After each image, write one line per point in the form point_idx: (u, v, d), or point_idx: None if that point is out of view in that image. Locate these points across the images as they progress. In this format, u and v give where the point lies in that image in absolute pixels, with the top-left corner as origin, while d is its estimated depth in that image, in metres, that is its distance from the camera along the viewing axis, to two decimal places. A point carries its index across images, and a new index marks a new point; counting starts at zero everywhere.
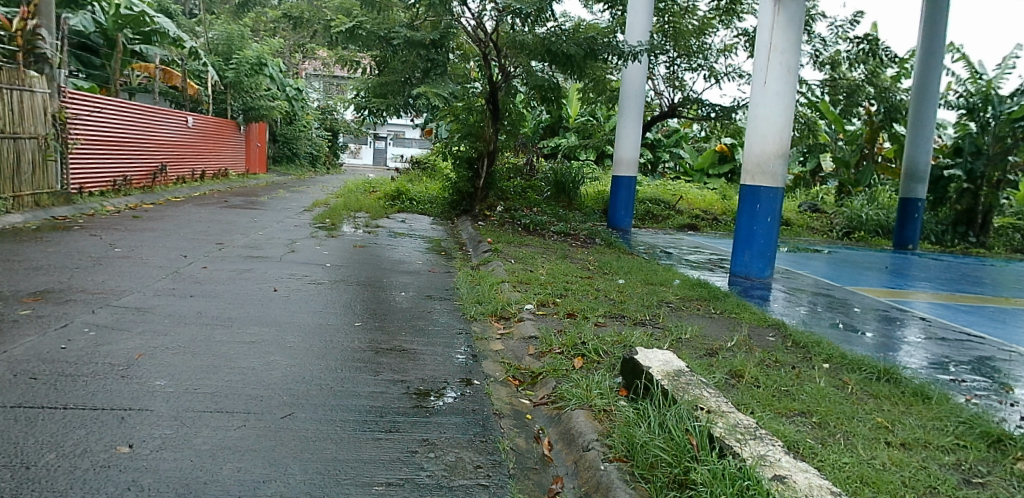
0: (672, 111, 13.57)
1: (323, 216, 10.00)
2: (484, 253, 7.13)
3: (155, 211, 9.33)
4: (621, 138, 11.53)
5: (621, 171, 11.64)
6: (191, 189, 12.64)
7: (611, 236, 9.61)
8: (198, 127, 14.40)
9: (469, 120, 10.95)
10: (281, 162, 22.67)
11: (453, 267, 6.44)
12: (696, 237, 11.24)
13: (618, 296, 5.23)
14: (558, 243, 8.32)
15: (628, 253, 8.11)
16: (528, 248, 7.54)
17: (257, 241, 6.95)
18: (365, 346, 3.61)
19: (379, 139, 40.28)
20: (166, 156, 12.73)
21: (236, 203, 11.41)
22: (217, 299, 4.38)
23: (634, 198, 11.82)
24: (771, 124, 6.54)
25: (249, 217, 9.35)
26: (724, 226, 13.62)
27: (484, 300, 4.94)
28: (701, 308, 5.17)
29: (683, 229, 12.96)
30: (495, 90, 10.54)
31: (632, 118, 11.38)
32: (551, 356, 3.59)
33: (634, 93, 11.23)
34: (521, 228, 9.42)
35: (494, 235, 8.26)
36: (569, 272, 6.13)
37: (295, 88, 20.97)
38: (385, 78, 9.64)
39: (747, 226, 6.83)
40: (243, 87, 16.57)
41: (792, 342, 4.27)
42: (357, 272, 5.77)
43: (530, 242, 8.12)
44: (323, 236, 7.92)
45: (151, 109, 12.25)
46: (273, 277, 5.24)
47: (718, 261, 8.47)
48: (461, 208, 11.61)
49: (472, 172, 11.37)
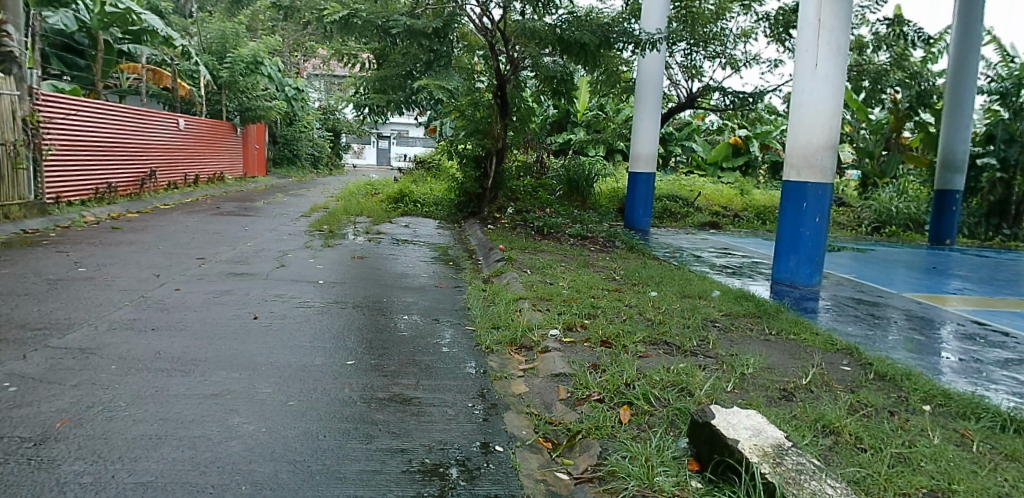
0: (690, 102, 12.63)
1: (321, 222, 9.32)
2: (496, 262, 6.41)
3: (140, 220, 8.66)
4: (638, 131, 10.76)
5: (639, 167, 10.87)
6: (183, 195, 11.98)
7: (631, 238, 8.88)
8: (190, 129, 13.73)
9: (475, 115, 10.25)
10: (281, 164, 22.05)
11: (462, 281, 5.72)
12: (720, 237, 10.50)
13: (655, 315, 4.51)
14: (576, 248, 7.59)
15: (653, 258, 7.39)
16: (545, 255, 6.81)
17: (244, 255, 6.25)
18: (357, 396, 2.88)
19: (382, 139, 39.64)
20: (156, 160, 12.07)
21: (230, 209, 10.73)
22: (184, 332, 3.68)
23: (653, 195, 11.08)
24: (818, 113, 5.81)
25: (240, 225, 8.67)
26: (747, 223, 12.86)
27: (500, 324, 4.22)
28: (753, 328, 4.43)
29: (704, 227, 12.20)
30: (502, 82, 9.81)
31: (650, 110, 10.62)
32: (590, 404, 2.86)
33: (651, 84, 10.46)
34: (534, 232, 8.68)
35: (506, 241, 7.54)
36: (594, 285, 5.40)
37: (296, 87, 20.35)
38: (385, 72, 8.96)
39: (794, 227, 6.06)
40: (239, 87, 15.91)
41: (876, 374, 3.54)
42: (354, 290, 5.07)
43: (546, 248, 7.40)
44: (319, 246, 7.22)
45: (138, 111, 11.58)
46: (256, 299, 4.53)
47: (753, 265, 7.72)
48: (468, 210, 10.89)
49: (479, 171, 10.64)
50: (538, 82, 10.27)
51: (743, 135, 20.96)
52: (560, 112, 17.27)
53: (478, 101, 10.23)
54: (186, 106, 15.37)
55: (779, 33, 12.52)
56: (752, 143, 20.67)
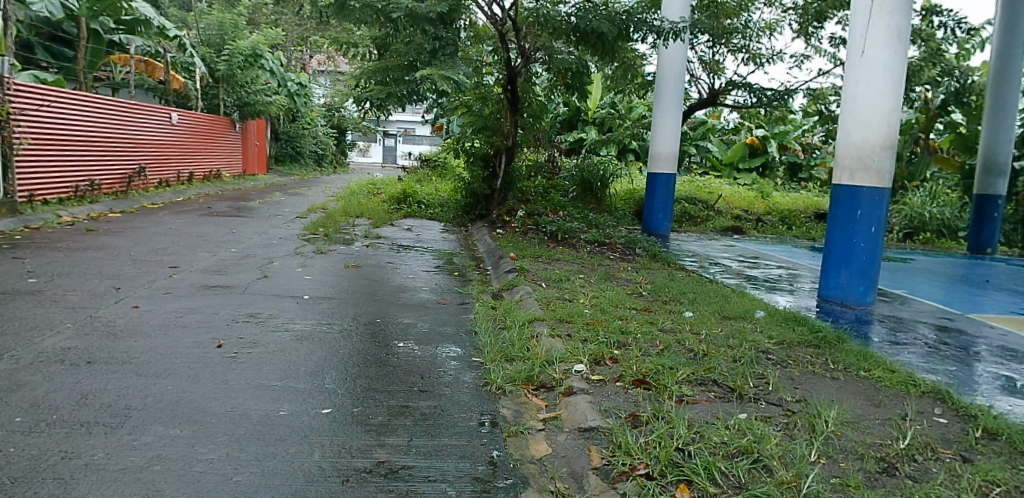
0: (712, 99, 11.76)
1: (317, 224, 8.65)
2: (507, 273, 5.71)
3: (120, 221, 8.00)
4: (658, 129, 10.03)
5: (658, 167, 10.15)
6: (175, 194, 11.36)
7: (653, 245, 8.19)
8: (185, 124, 13.12)
9: (484, 111, 9.62)
10: (283, 162, 21.44)
11: (468, 296, 5.03)
12: (746, 245, 9.79)
13: (697, 344, 3.82)
14: (594, 257, 6.91)
15: (682, 269, 6.68)
16: (560, 266, 6.12)
17: (223, 263, 5.58)
18: (329, 469, 2.19)
19: (389, 137, 39.09)
20: (147, 156, 11.45)
21: (222, 209, 10.06)
22: (126, 366, 3.00)
23: (673, 198, 10.35)
24: (875, 108, 5.09)
25: (228, 227, 8.00)
26: (770, 228, 12.13)
27: (513, 355, 3.52)
28: (814, 363, 3.75)
29: (726, 232, 11.48)
30: (513, 76, 9.10)
31: (671, 105, 9.90)
32: (636, 481, 2.16)
33: (672, 78, 9.74)
34: (546, 237, 7.98)
35: (517, 248, 6.86)
36: (620, 304, 4.69)
37: (298, 82, 19.56)
38: (385, 62, 8.34)
39: (845, 237, 5.34)
40: (237, 81, 15.27)
41: (986, 431, 2.81)
42: (344, 306, 4.38)
43: (561, 256, 6.72)
44: (311, 251, 6.54)
45: (128, 105, 10.94)
46: (226, 320, 3.85)
47: (791, 277, 7.00)
48: (476, 212, 10.21)
49: (488, 170, 9.95)
50: (551, 75, 9.61)
51: (759, 135, 20.29)
52: (571, 109, 16.57)
53: (487, 96, 9.57)
54: (182, 100, 14.73)
55: (807, 27, 11.77)
56: (770, 143, 19.97)
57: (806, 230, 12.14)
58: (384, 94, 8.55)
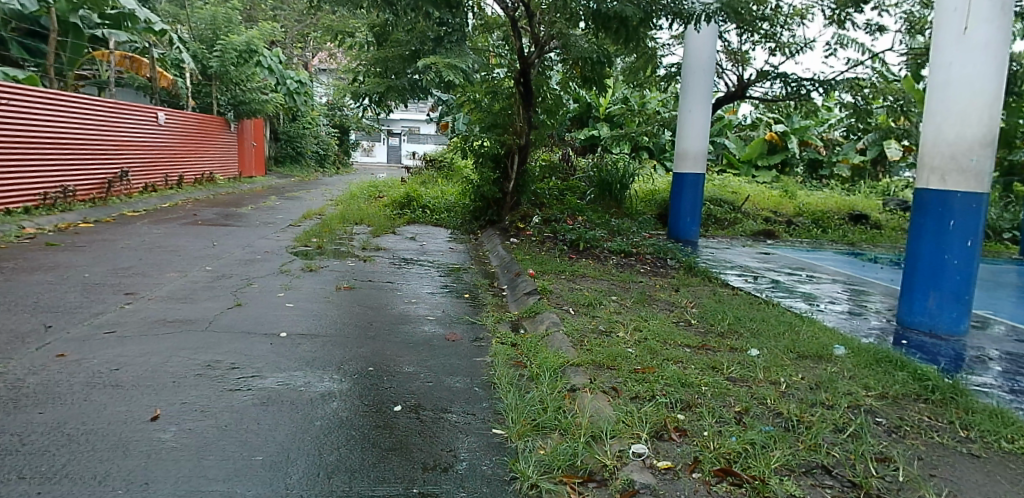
0: (740, 91, 10.78)
1: (311, 233, 7.79)
2: (527, 296, 4.85)
3: (90, 233, 7.16)
4: (685, 124, 9.14)
5: (685, 166, 9.25)
6: (162, 199, 10.55)
7: (685, 255, 7.30)
8: (174, 125, 12.29)
9: (492, 107, 8.76)
10: (283, 162, 20.62)
11: (482, 328, 4.16)
12: (784, 252, 8.88)
13: (785, 406, 2.93)
14: (623, 272, 6.05)
15: (728, 287, 5.76)
16: (587, 285, 5.25)
17: (191, 287, 4.71)
18: None
19: (393, 136, 38.39)
20: (132, 159, 10.62)
21: (209, 216, 9.22)
22: (9, 461, 2.14)
23: (702, 200, 9.44)
24: (975, 96, 4.19)
25: (210, 238, 7.14)
26: (803, 231, 11.24)
27: (546, 425, 2.65)
28: (939, 430, 2.86)
29: (757, 236, 10.63)
30: (526, 67, 8.22)
31: (701, 99, 9.00)
32: None
33: (701, 68, 8.84)
34: (566, 247, 7.14)
35: (536, 261, 5.99)
36: (671, 342, 3.81)
37: (299, 80, 18.64)
38: (384, 52, 7.47)
39: (935, 250, 4.43)
40: (230, 79, 14.46)
41: None
42: (329, 348, 3.52)
43: (587, 271, 5.86)
44: (299, 268, 5.69)
45: (110, 104, 10.11)
46: (174, 374, 2.98)
47: (852, 293, 6.08)
48: (486, 217, 9.32)
49: (499, 171, 9.08)
50: (567, 66, 8.74)
51: (779, 131, 19.31)
52: (583, 105, 15.64)
53: (497, 90, 8.71)
54: (172, 99, 13.92)
55: (839, 14, 10.87)
56: (790, 139, 19.01)
57: (843, 233, 11.20)
58: (382, 88, 7.66)
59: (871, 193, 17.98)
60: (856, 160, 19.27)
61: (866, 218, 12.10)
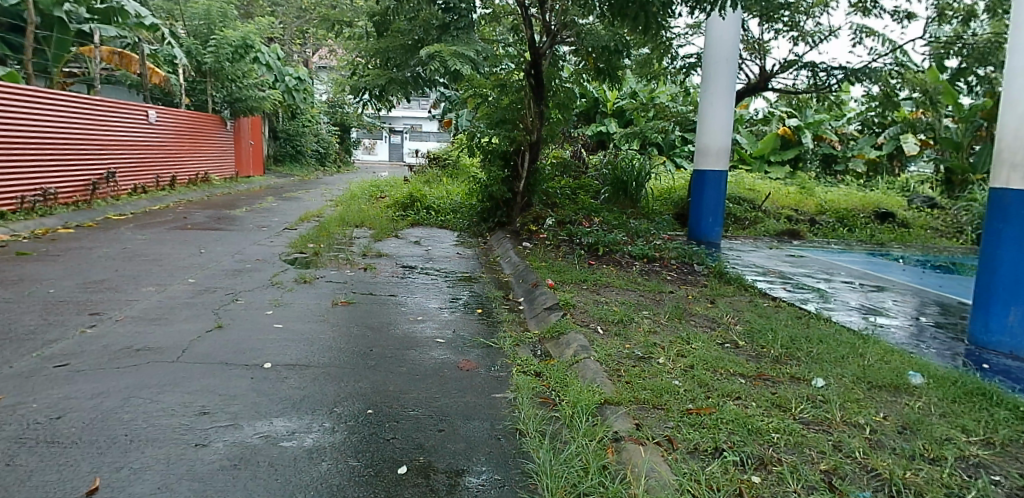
0: (763, 82, 10.18)
1: (307, 238, 7.22)
2: (547, 312, 4.29)
3: (67, 239, 6.60)
4: (707, 118, 8.55)
5: (707, 163, 8.68)
6: (152, 201, 10.02)
7: (713, 260, 6.74)
8: (165, 123, 11.74)
9: (501, 102, 8.11)
10: (283, 161, 20.09)
11: (499, 353, 3.59)
12: (813, 254, 8.32)
13: (881, 462, 2.37)
14: (650, 280, 5.50)
15: (768, 297, 5.21)
16: (614, 298, 4.68)
17: (168, 304, 4.15)
18: None
19: (394, 134, 37.87)
20: (120, 160, 10.09)
21: (200, 219, 8.66)
22: None
23: (725, 199, 8.86)
24: None
25: (198, 244, 6.57)
26: (828, 230, 10.67)
27: (590, 494, 2.10)
28: None
29: (782, 236, 10.08)
30: (537, 58, 7.67)
31: (724, 91, 8.42)
32: None
33: (724, 58, 8.27)
34: (585, 251, 6.58)
35: (554, 270, 5.43)
36: (723, 372, 3.24)
37: (298, 76, 18.08)
38: (384, 42, 6.91)
39: (1017, 260, 3.86)
40: (226, 75, 13.90)
41: None
42: (321, 383, 2.96)
43: (610, 280, 5.30)
44: (292, 279, 5.13)
45: (96, 100, 9.56)
46: (129, 425, 2.43)
47: (904, 301, 5.52)
48: (496, 219, 8.75)
49: (509, 170, 8.52)
50: (580, 57, 8.17)
51: (793, 125, 18.62)
52: (591, 99, 15.02)
53: (505, 83, 7.98)
54: (165, 96, 13.36)
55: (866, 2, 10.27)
56: (803, 133, 18.34)
57: (871, 232, 10.60)
58: (383, 80, 7.08)
59: (889, 189, 17.37)
60: (872, 155, 18.64)
61: (893, 216, 11.54)
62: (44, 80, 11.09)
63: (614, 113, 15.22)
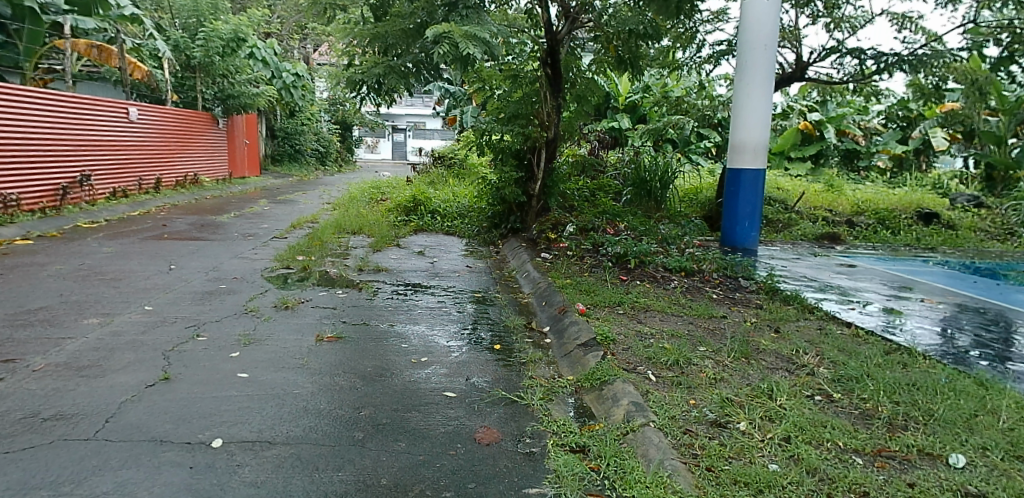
0: (800, 72, 9.25)
1: (296, 249, 6.38)
2: (582, 351, 3.43)
3: (22, 253, 5.79)
4: (742, 111, 7.68)
5: (744, 161, 7.80)
6: (133, 206, 9.21)
7: (760, 273, 5.88)
8: (149, 121, 10.94)
9: (512, 95, 7.37)
10: (282, 161, 19.28)
11: (527, 414, 2.73)
12: (865, 263, 7.45)
13: None
14: (697, 302, 4.65)
15: (840, 324, 4.34)
16: (659, 330, 3.84)
17: (107, 344, 3.33)
18: None
19: (397, 132, 37.10)
20: (98, 161, 9.28)
21: (180, 226, 7.84)
22: None
23: (762, 200, 7.97)
24: None
25: (169, 258, 5.75)
26: (868, 233, 9.78)
27: None
28: None
29: (820, 240, 9.22)
30: (555, 45, 6.91)
31: (762, 80, 7.55)
32: None
33: (763, 44, 7.40)
34: (613, 264, 5.74)
35: (583, 290, 4.59)
36: (833, 450, 2.39)
37: (296, 72, 17.23)
38: (382, 25, 6.04)
39: None
40: (216, 70, 13.03)
41: None
42: (286, 476, 2.13)
43: (651, 303, 4.46)
44: (271, 304, 4.29)
45: (70, 96, 8.74)
46: None
47: (1002, 327, 4.62)
48: (508, 225, 7.90)
49: (523, 170, 7.65)
50: (601, 44, 7.33)
51: (814, 120, 17.28)
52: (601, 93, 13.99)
53: (519, 75, 7.25)
54: (151, 93, 12.54)
55: None
56: (827, 129, 17.16)
57: (918, 235, 9.73)
58: (379, 68, 6.27)
59: (920, 187, 16.39)
60: (898, 150, 17.59)
61: (937, 217, 10.66)
62: (17, 77, 10.30)
63: (624, 108, 14.29)
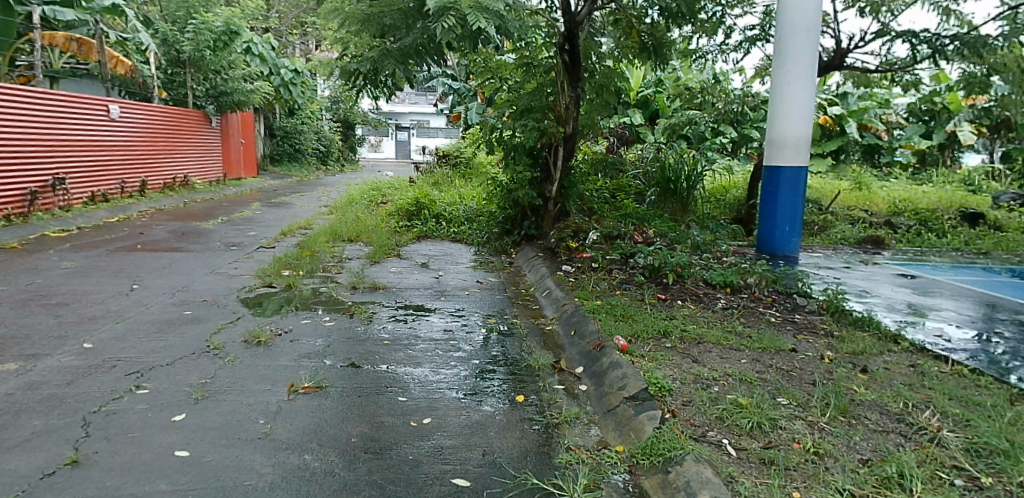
0: (838, 61, 8.44)
1: (283, 262, 5.60)
2: (632, 409, 2.65)
3: None
4: (782, 103, 6.83)
5: (784, 157, 6.96)
6: (112, 211, 8.46)
7: (818, 289, 5.06)
8: (135, 120, 10.22)
9: (525, 86, 6.60)
10: (281, 161, 18.56)
11: None
12: (922, 272, 6.64)
13: None
14: (757, 332, 3.84)
15: (939, 362, 3.52)
16: (725, 375, 3.05)
17: (16, 404, 2.56)
18: None
19: (400, 130, 36.57)
20: (74, 163, 8.54)
21: (159, 234, 7.08)
22: None
23: (803, 201, 7.14)
24: None
25: (136, 274, 4.98)
26: (911, 236, 8.95)
27: None
28: None
29: (863, 245, 8.39)
30: (573, 28, 5.91)
31: (805, 66, 6.72)
32: None
33: (805, 26, 6.60)
34: (646, 280, 4.95)
35: (619, 317, 3.79)
36: None
37: (295, 69, 16.36)
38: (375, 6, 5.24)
39: None
40: (207, 65, 12.20)
41: None
42: None
43: (705, 335, 3.66)
44: (241, 336, 3.50)
45: (43, 92, 8.01)
46: None
47: None
48: (522, 231, 7.11)
49: (538, 169, 6.86)
50: (623, 27, 6.53)
51: (834, 113, 14.58)
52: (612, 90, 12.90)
53: (533, 63, 6.49)
54: (139, 90, 11.79)
55: None
56: (848, 122, 14.64)
57: (967, 238, 8.87)
58: (374, 52, 5.45)
59: (950, 184, 15.47)
60: (922, 145, 16.41)
61: (985, 218, 9.81)
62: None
63: (633, 103, 13.28)
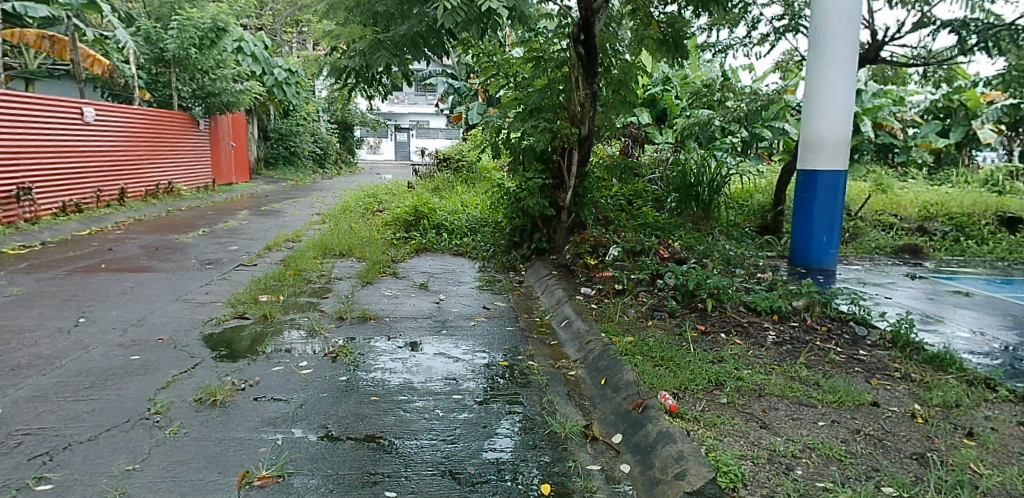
0: (873, 53, 7.74)
1: (262, 284, 4.92)
2: None
3: None
4: (818, 99, 6.13)
5: (821, 161, 6.27)
6: (85, 223, 7.80)
7: (877, 315, 4.35)
8: (113, 123, 9.57)
9: (535, 83, 5.91)
10: (275, 164, 17.91)
11: None
12: (977, 288, 5.94)
13: None
14: (826, 378, 3.16)
15: None
16: (805, 450, 2.37)
17: None
18: None
19: (400, 131, 36.00)
20: (43, 171, 7.88)
21: (130, 250, 6.40)
22: None
23: (841, 209, 6.44)
24: None
25: (88, 302, 4.31)
26: (948, 243, 8.27)
27: None
28: None
29: (901, 254, 7.70)
30: (589, 18, 5.11)
31: (845, 59, 6.01)
32: None
33: (844, 13, 5.90)
34: (680, 306, 4.25)
35: (660, 363, 3.10)
36: None
37: (290, 68, 15.60)
38: None
39: None
40: (193, 64, 11.51)
41: None
42: None
43: (766, 386, 2.97)
44: (193, 393, 2.82)
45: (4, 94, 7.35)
46: None
47: None
48: (531, 244, 6.42)
49: (550, 175, 6.21)
50: (643, 16, 5.82)
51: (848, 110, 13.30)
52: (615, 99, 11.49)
53: (543, 57, 5.77)
54: (122, 91, 11.12)
55: None
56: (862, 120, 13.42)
57: (1011, 246, 8.18)
58: (364, 44, 4.72)
59: (972, 184, 14.74)
60: (939, 143, 15.39)
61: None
62: None
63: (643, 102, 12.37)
